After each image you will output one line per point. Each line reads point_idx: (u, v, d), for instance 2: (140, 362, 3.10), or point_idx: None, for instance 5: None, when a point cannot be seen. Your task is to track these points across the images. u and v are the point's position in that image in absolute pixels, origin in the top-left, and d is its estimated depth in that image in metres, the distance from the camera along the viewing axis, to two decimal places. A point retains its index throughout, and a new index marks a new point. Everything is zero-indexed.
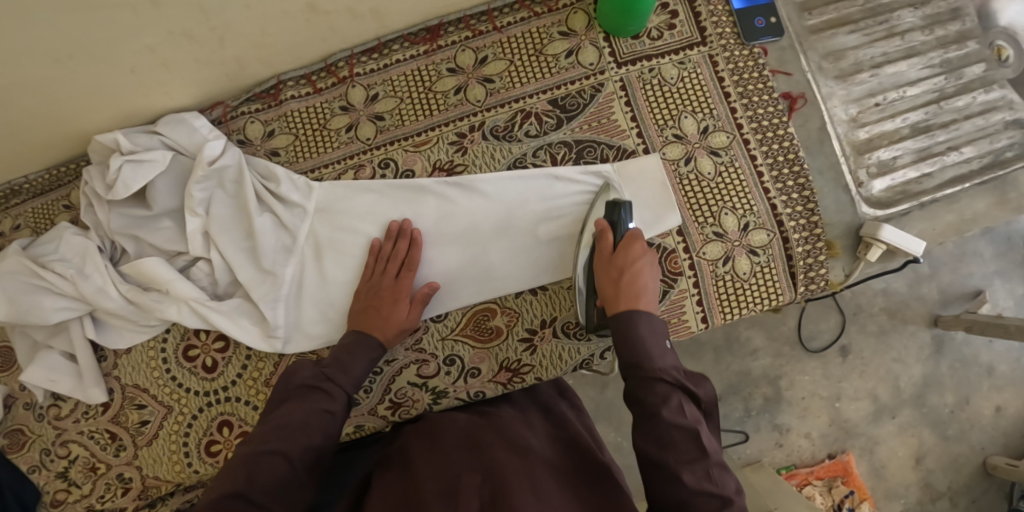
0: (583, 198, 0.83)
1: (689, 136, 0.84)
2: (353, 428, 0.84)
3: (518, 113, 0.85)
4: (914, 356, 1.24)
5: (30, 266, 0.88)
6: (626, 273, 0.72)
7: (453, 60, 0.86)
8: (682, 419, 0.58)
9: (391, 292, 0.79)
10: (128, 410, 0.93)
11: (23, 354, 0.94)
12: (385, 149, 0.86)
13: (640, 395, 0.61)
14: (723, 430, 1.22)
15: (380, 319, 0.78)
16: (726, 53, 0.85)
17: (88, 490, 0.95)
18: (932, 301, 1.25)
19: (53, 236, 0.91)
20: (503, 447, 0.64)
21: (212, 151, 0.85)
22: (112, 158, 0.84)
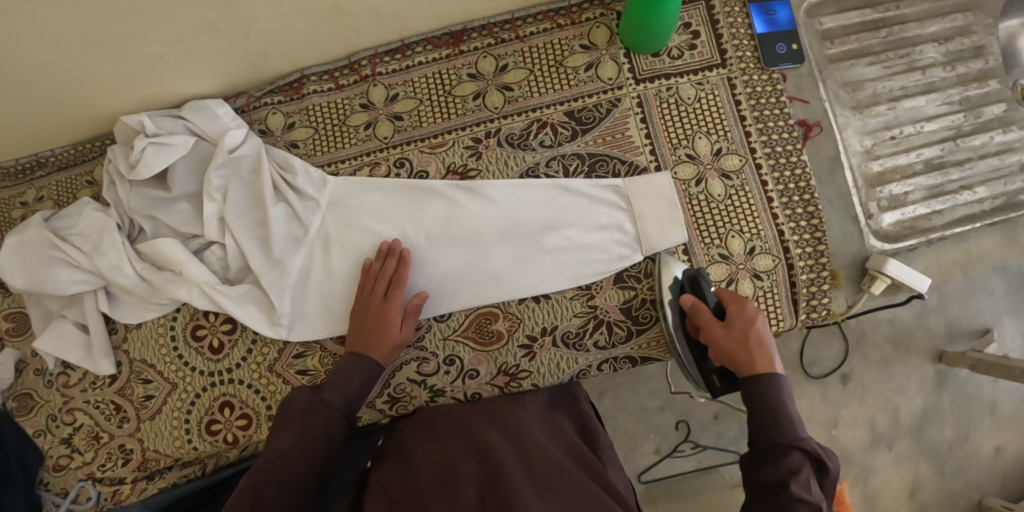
0: (589, 210, 0.84)
1: (701, 157, 0.85)
2: None
3: (534, 122, 0.86)
4: (916, 389, 1.23)
5: (51, 239, 0.91)
6: (750, 334, 0.71)
7: (473, 66, 0.88)
8: (809, 496, 0.58)
9: (382, 311, 0.80)
10: (134, 383, 0.95)
11: (37, 322, 0.97)
12: (401, 148, 0.87)
13: (771, 457, 0.62)
14: (718, 448, 1.18)
15: (374, 339, 0.79)
16: (744, 76, 0.86)
17: (90, 457, 0.98)
18: (937, 336, 1.25)
19: (75, 210, 0.94)
20: (497, 435, 0.68)
21: (234, 140, 0.88)
22: (137, 140, 0.86)
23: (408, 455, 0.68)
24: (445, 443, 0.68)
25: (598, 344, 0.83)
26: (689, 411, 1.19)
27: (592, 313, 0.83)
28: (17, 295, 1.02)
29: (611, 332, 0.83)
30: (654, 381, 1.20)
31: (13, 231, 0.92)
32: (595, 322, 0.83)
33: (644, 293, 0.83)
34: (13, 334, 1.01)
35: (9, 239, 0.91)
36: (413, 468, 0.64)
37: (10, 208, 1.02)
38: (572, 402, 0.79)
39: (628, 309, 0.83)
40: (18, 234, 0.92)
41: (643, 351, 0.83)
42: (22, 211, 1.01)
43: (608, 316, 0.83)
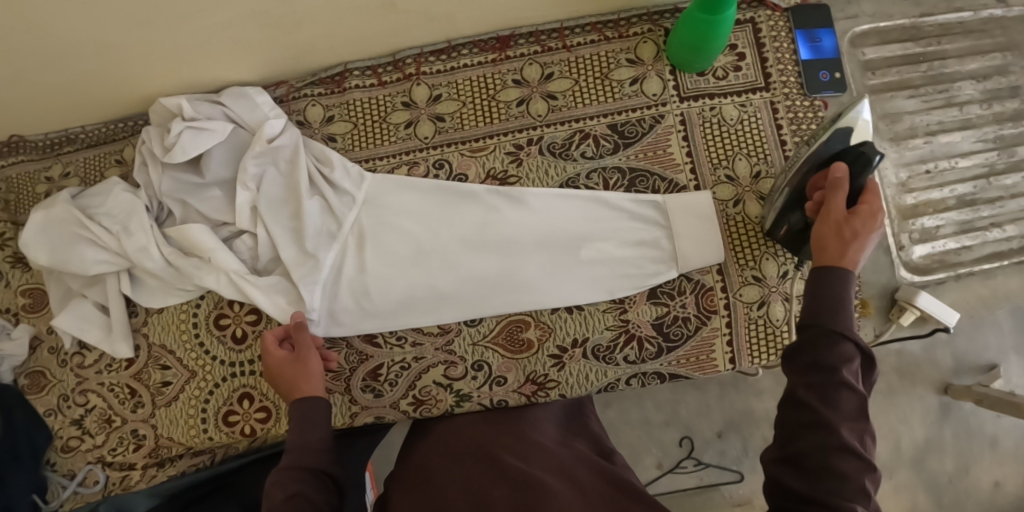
0: (626, 223, 0.84)
1: (740, 179, 0.85)
2: (372, 418, 0.86)
3: (577, 133, 0.86)
4: (919, 420, 1.25)
5: (78, 216, 0.89)
6: (853, 232, 0.64)
7: (519, 72, 0.88)
8: (855, 384, 0.55)
9: (289, 364, 0.76)
10: (151, 369, 0.94)
11: (56, 300, 0.96)
12: (441, 150, 0.87)
13: (819, 346, 0.57)
14: (720, 466, 1.18)
15: (302, 382, 0.74)
16: (788, 101, 0.86)
17: (101, 441, 0.96)
18: (944, 369, 1.26)
19: (104, 189, 0.93)
20: (517, 451, 0.68)
21: (273, 130, 0.87)
22: (175, 123, 0.85)
23: (428, 472, 0.68)
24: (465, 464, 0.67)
25: (627, 359, 0.83)
26: (692, 427, 1.19)
27: (624, 327, 0.83)
28: (35, 272, 1.00)
29: (642, 347, 0.83)
30: (659, 394, 1.20)
31: (42, 205, 0.91)
32: (625, 336, 0.83)
33: (676, 310, 0.84)
34: (29, 310, 1.00)
35: (36, 214, 0.90)
36: (435, 492, 0.63)
37: (36, 182, 1.01)
38: (579, 426, 0.80)
39: (660, 324, 0.84)
40: (45, 209, 0.90)
41: (673, 368, 0.84)
42: (48, 186, 1.00)
43: (640, 331, 0.83)
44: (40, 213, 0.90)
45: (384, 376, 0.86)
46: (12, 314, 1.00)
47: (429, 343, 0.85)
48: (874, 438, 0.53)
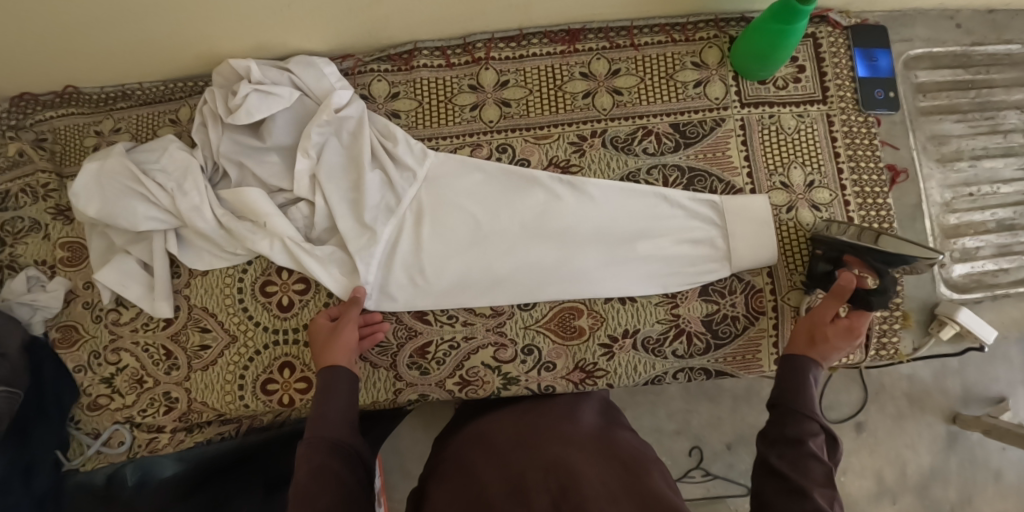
0: (684, 220, 0.86)
1: (794, 187, 0.87)
2: (416, 396, 0.87)
3: (640, 129, 0.88)
4: (926, 446, 1.28)
5: (132, 171, 0.88)
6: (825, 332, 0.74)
7: (586, 65, 0.89)
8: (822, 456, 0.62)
9: (326, 335, 0.79)
10: (191, 331, 0.93)
11: (96, 254, 0.94)
12: (506, 134, 0.88)
13: (784, 423, 0.66)
14: (727, 479, 1.20)
15: (332, 355, 0.77)
16: (844, 115, 0.88)
17: (131, 401, 0.95)
18: (954, 397, 1.29)
19: (159, 145, 0.92)
20: (558, 444, 0.68)
21: (340, 100, 0.87)
22: (242, 85, 0.85)
23: (466, 468, 0.68)
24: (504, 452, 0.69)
25: (676, 353, 0.85)
26: (703, 438, 1.20)
27: (674, 321, 0.85)
28: (76, 225, 0.99)
29: (691, 342, 0.85)
30: (672, 403, 1.21)
31: (94, 157, 0.90)
32: (675, 331, 0.85)
33: (726, 309, 0.85)
34: (68, 263, 0.99)
35: (88, 165, 0.89)
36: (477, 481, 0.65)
37: (84, 135, 1.00)
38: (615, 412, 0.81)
39: (710, 321, 0.85)
40: (99, 161, 0.89)
41: (719, 365, 0.85)
42: (96, 139, 1.00)
43: (690, 326, 0.85)
44: (93, 163, 0.89)
45: (432, 353, 0.86)
46: (50, 267, 1.00)
47: (481, 323, 0.86)
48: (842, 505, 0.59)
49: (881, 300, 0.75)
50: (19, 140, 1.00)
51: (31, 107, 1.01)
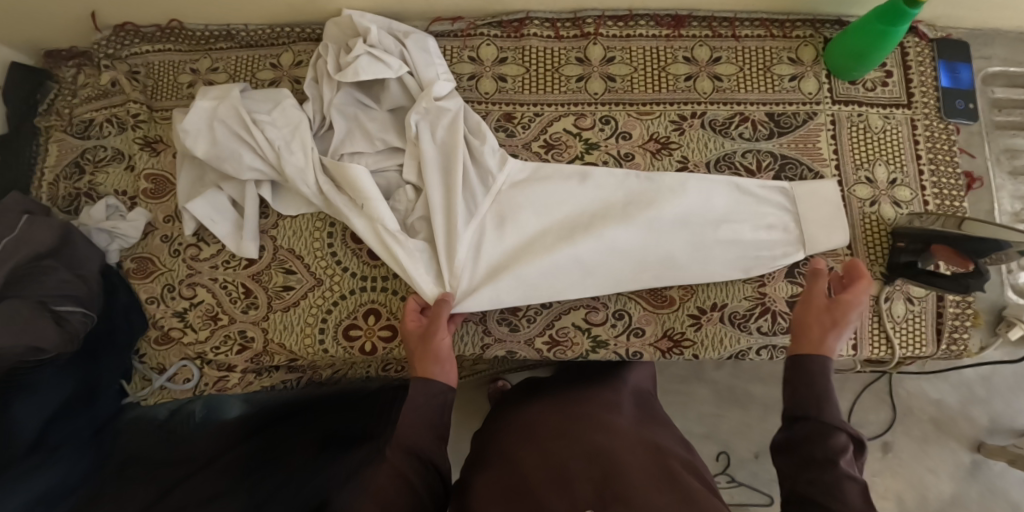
0: (759, 209, 0.88)
1: (877, 183, 0.91)
2: (504, 352, 0.88)
3: (737, 114, 0.91)
4: (949, 472, 1.31)
5: (243, 120, 0.88)
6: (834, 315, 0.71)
7: (689, 50, 0.93)
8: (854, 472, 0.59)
9: (420, 339, 0.77)
10: (274, 272, 0.93)
11: (188, 186, 0.95)
12: (609, 107, 0.92)
13: (814, 441, 0.62)
14: (751, 487, 1.19)
15: (431, 359, 0.74)
16: (926, 121, 0.92)
17: (204, 337, 0.94)
18: (981, 426, 1.32)
19: (273, 98, 0.92)
20: (600, 438, 0.71)
21: (440, 91, 0.88)
22: (357, 45, 0.87)
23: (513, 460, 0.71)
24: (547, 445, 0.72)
25: (761, 330, 0.87)
26: (731, 445, 1.20)
27: (762, 299, 0.88)
28: (162, 158, 0.99)
29: (776, 320, 0.87)
30: (703, 406, 1.22)
31: (206, 96, 0.90)
32: (762, 308, 0.87)
33: None
34: (150, 195, 0.98)
35: (200, 104, 0.89)
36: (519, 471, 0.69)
37: (178, 71, 1.01)
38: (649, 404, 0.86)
39: (796, 302, 0.87)
40: (211, 103, 0.90)
41: None
42: (191, 77, 1.00)
43: (776, 306, 0.87)
44: (205, 103, 0.90)
45: (523, 310, 0.87)
46: (131, 198, 0.99)
47: None
48: None
49: (978, 283, 0.81)
50: (115, 69, 1.01)
51: (130, 39, 1.02)
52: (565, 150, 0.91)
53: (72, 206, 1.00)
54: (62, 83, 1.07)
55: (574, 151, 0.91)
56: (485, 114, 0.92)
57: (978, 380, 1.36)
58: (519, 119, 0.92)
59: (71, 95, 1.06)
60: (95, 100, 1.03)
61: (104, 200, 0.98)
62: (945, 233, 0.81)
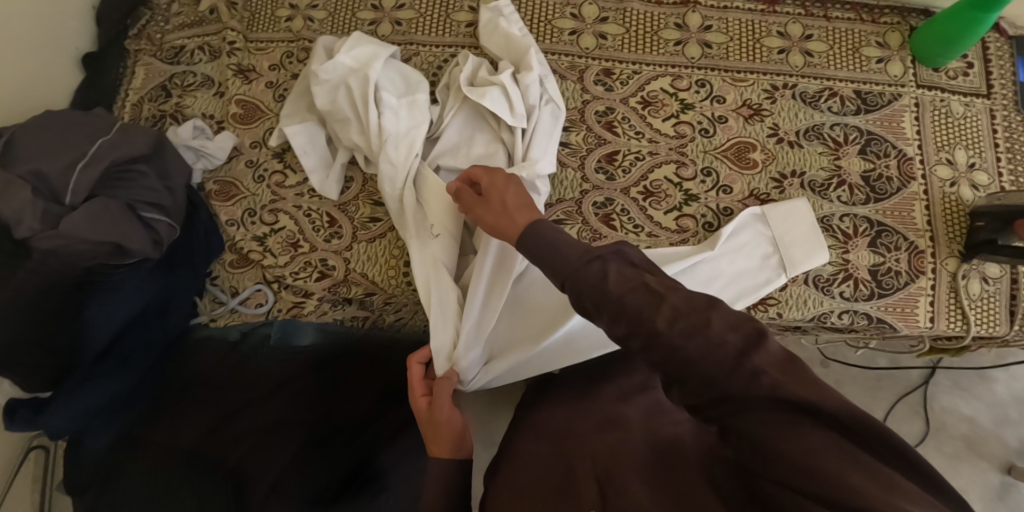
0: (736, 240, 0.89)
1: (957, 165, 0.94)
2: None
3: (827, 89, 0.94)
4: (980, 487, 1.36)
5: (367, 88, 0.88)
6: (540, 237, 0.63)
7: (782, 26, 0.96)
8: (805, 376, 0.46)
9: (426, 414, 0.71)
10: (363, 202, 0.94)
11: (291, 110, 0.96)
12: (705, 71, 0.94)
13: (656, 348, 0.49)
14: None
15: (437, 431, 0.68)
16: (1004, 111, 0.96)
17: (283, 262, 0.92)
18: (1011, 448, 1.39)
19: (410, 86, 0.91)
20: (596, 456, 0.62)
21: (539, 158, 0.86)
22: (504, 71, 0.88)
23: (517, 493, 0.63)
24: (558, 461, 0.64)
25: (843, 295, 0.90)
26: None
27: (844, 266, 0.90)
28: (255, 86, 0.99)
29: (857, 287, 0.90)
30: None
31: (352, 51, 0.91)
32: (845, 274, 0.90)
33: (891, 263, 0.91)
34: (239, 120, 0.98)
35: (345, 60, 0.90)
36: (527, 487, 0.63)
37: (278, 6, 1.02)
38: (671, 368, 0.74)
39: (876, 272, 0.90)
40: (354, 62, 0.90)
41: (882, 313, 0.90)
42: (291, 12, 1.02)
43: (858, 273, 0.90)
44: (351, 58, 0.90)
45: None
46: (218, 122, 0.99)
47: (665, 237, 0.90)
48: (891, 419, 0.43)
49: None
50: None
51: None
52: (661, 108, 0.93)
53: (156, 125, 0.99)
54: (154, 10, 1.08)
55: (669, 110, 0.93)
56: (584, 67, 0.94)
57: (1011, 401, 1.42)
58: (617, 75, 0.94)
59: (164, 21, 1.06)
60: (189, 27, 1.04)
61: (191, 122, 0.97)
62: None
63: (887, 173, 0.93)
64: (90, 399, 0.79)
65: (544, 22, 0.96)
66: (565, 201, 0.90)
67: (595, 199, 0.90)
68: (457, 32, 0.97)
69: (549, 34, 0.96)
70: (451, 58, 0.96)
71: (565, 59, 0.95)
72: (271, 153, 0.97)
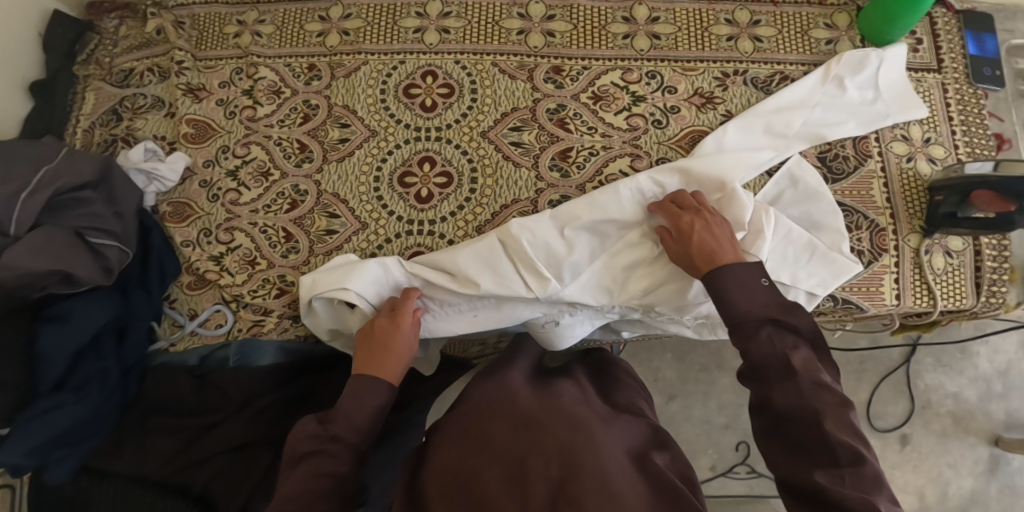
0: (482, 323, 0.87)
1: (913, 140, 0.94)
2: (556, 197, 0.88)
3: (778, 73, 0.94)
4: (969, 468, 1.23)
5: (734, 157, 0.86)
6: (693, 230, 0.75)
7: (730, 13, 0.97)
8: (774, 349, 0.63)
9: (378, 339, 0.76)
10: (318, 216, 0.91)
11: (811, 246, 0.86)
12: (655, 63, 0.94)
13: (747, 339, 0.65)
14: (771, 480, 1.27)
15: (379, 360, 0.75)
16: (957, 85, 0.97)
17: (240, 281, 0.91)
18: (998, 421, 1.25)
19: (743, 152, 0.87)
20: (569, 426, 0.67)
21: (528, 236, 0.82)
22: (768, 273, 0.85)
23: (518, 413, 0.69)
24: (506, 409, 0.70)
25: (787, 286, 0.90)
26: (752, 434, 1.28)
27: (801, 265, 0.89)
28: (206, 104, 0.98)
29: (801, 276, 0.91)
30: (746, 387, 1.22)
31: (829, 142, 0.93)
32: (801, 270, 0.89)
33: (852, 243, 0.90)
34: (190, 139, 0.97)
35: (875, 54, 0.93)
36: (479, 459, 0.64)
37: (226, 23, 1.02)
38: (613, 388, 0.83)
39: None
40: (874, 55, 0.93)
41: (846, 294, 0.90)
42: (238, 28, 1.01)
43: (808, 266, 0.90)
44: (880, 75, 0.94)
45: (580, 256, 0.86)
46: (170, 143, 0.98)
47: None
48: (807, 385, 0.59)
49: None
50: (161, 17, 1.01)
51: None
52: (612, 102, 0.92)
53: (108, 150, 0.98)
54: (104, 35, 1.07)
55: (621, 103, 0.92)
56: (534, 66, 0.94)
57: (996, 374, 1.27)
58: (567, 72, 0.94)
59: (113, 45, 1.06)
60: (136, 49, 1.03)
61: (142, 144, 0.96)
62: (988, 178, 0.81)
63: (843, 152, 0.93)
64: (48, 427, 0.75)
65: (491, 24, 0.96)
66: (519, 201, 0.89)
67: (551, 197, 0.88)
68: (404, 38, 0.96)
69: (496, 35, 0.95)
70: (400, 65, 0.95)
71: (514, 59, 0.94)
72: (223, 170, 0.95)
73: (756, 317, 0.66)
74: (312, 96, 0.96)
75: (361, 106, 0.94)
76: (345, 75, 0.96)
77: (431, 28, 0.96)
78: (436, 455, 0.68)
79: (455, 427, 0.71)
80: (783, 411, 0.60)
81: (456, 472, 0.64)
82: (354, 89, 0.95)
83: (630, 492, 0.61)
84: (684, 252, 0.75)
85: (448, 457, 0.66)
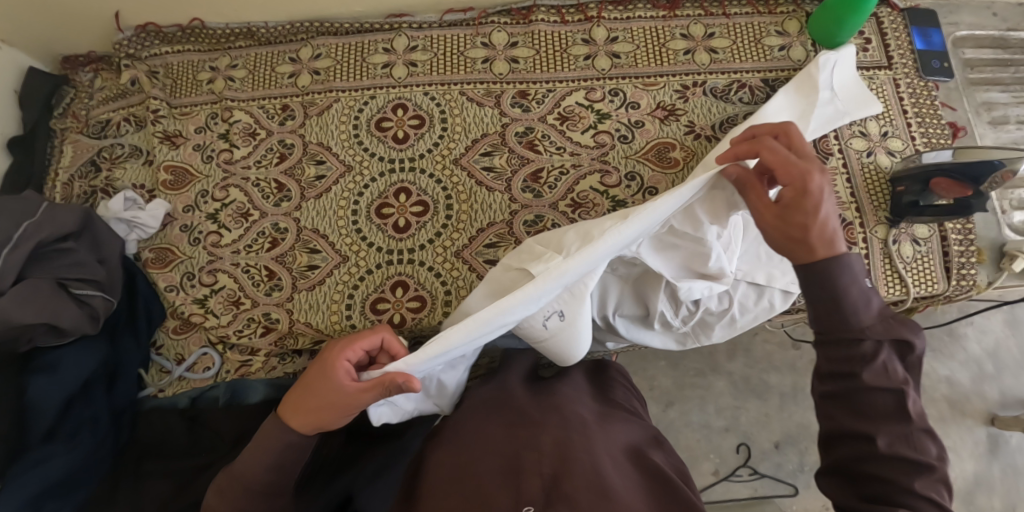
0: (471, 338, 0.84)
1: (871, 136, 0.98)
2: (532, 217, 0.91)
3: (735, 82, 0.98)
4: (968, 450, 1.24)
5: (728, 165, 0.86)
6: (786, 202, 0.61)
7: (685, 28, 1.01)
8: (887, 381, 0.56)
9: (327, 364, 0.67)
10: (299, 252, 0.93)
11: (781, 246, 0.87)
12: (617, 80, 0.97)
13: (852, 359, 0.57)
14: (774, 478, 1.27)
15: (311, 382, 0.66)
16: (908, 80, 1.01)
17: (226, 321, 0.92)
18: (991, 401, 1.27)
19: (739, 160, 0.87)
20: (562, 424, 0.68)
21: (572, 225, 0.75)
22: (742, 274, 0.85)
23: (516, 416, 0.70)
24: (503, 414, 0.71)
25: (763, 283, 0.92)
26: (751, 435, 1.29)
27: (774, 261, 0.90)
28: (183, 151, 1.00)
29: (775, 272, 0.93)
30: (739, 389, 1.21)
31: None
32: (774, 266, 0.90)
33: None
34: (168, 186, 0.98)
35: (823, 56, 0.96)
36: (475, 459, 0.64)
37: (198, 70, 1.04)
38: (609, 387, 0.83)
39: None
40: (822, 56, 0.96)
41: None
42: (211, 75, 1.03)
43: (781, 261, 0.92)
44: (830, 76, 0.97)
45: None
46: (149, 191, 0.99)
47: None
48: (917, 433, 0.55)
49: (979, 202, 0.85)
50: (134, 69, 1.04)
51: (150, 40, 1.06)
52: (578, 121, 0.95)
53: (88, 201, 0.99)
54: (80, 89, 1.10)
55: (587, 122, 0.95)
56: (500, 92, 0.97)
57: (983, 356, 1.29)
58: (533, 95, 0.97)
59: (89, 98, 1.08)
60: (112, 101, 1.06)
61: (122, 194, 0.97)
62: (942, 165, 0.85)
63: None
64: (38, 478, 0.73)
65: (456, 54, 0.99)
66: (495, 224, 0.91)
67: (526, 217, 0.91)
68: (374, 74, 0.99)
69: (462, 64, 0.99)
70: (371, 100, 0.98)
71: (481, 87, 0.97)
72: (204, 214, 0.97)
73: (873, 334, 0.57)
74: (287, 136, 0.98)
75: (335, 142, 0.97)
76: (317, 112, 0.98)
77: (398, 62, 0.99)
78: (434, 456, 0.69)
79: (452, 433, 0.72)
80: (885, 456, 0.54)
81: (453, 472, 0.64)
82: (327, 126, 0.98)
83: (625, 485, 0.61)
84: (782, 232, 0.61)
85: (445, 458, 0.67)
